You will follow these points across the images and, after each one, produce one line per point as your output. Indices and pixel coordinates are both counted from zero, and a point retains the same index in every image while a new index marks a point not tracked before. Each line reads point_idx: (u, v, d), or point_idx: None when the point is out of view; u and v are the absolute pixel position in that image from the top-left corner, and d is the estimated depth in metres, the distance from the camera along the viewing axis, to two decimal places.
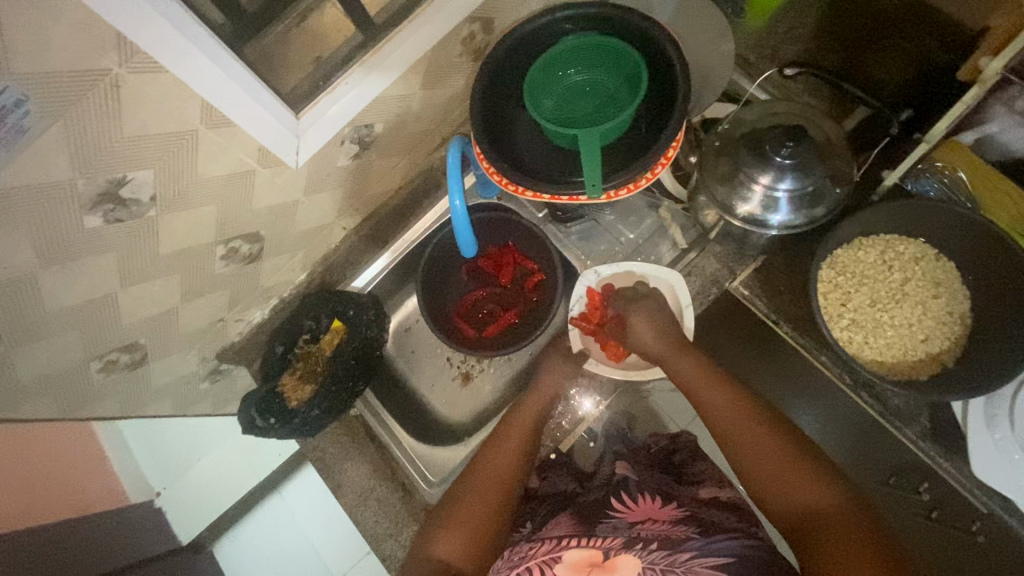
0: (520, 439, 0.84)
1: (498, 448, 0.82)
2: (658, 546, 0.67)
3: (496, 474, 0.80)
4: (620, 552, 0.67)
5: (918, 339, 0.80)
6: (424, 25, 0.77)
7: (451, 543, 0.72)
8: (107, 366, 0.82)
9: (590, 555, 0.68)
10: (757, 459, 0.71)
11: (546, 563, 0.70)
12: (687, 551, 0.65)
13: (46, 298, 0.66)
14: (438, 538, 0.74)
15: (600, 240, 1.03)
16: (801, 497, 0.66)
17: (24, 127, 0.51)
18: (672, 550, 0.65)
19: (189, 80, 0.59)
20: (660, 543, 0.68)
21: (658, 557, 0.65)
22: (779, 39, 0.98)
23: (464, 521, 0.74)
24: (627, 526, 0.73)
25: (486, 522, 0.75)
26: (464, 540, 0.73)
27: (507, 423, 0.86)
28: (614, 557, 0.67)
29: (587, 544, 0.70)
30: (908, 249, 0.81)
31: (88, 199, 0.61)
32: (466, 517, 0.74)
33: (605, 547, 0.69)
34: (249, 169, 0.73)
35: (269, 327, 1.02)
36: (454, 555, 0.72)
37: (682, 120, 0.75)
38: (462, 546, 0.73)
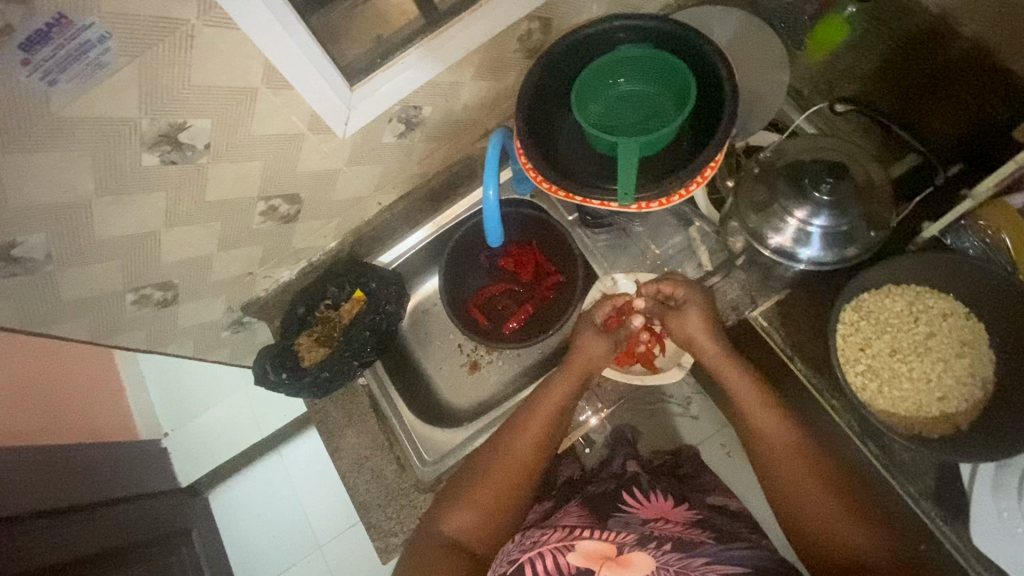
0: (545, 430, 0.82)
1: (521, 440, 0.82)
2: (672, 548, 0.71)
3: (519, 464, 0.80)
4: (634, 548, 0.71)
5: (933, 397, 0.78)
6: (484, 17, 0.80)
7: (463, 524, 0.76)
8: (141, 299, 0.87)
9: (604, 548, 0.71)
10: (794, 484, 0.72)
11: (560, 549, 0.72)
12: (701, 557, 0.69)
13: (98, 225, 0.71)
14: (450, 515, 0.77)
15: (626, 251, 1.03)
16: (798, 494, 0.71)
17: (103, 63, 0.55)
18: (686, 554, 0.69)
19: (257, 39, 0.62)
20: (674, 544, 0.71)
21: (671, 559, 0.69)
22: (837, 74, 0.96)
23: (481, 500, 0.78)
24: (641, 524, 0.76)
25: (500, 506, 0.78)
26: (475, 523, 0.76)
27: (532, 410, 0.84)
28: (629, 553, 0.70)
29: (601, 537, 0.73)
30: (937, 303, 0.80)
31: (150, 138, 0.65)
32: (482, 492, 0.78)
33: (619, 542, 0.72)
34: (299, 132, 0.76)
35: (295, 287, 1.06)
36: (467, 531, 0.76)
37: (724, 142, 0.75)
38: (474, 519, 0.77)
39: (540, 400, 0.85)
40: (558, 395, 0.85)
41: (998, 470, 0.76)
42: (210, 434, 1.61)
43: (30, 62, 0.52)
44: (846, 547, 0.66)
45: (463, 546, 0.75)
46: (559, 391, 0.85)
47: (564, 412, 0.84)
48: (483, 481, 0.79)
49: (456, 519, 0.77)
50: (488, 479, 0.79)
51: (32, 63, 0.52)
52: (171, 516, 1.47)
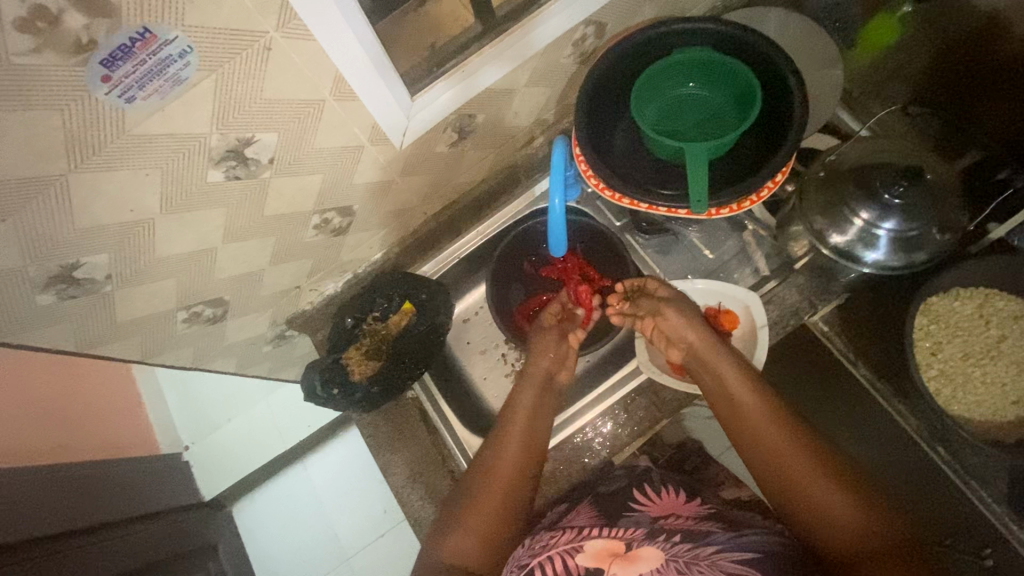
0: (526, 441, 0.84)
1: (501, 449, 0.83)
2: (681, 540, 0.75)
3: (506, 475, 0.81)
4: (643, 543, 0.76)
5: (1008, 401, 0.76)
6: (544, 23, 0.78)
7: (463, 543, 0.76)
8: (191, 317, 0.84)
9: (611, 546, 0.77)
10: (772, 461, 0.73)
11: (569, 551, 0.78)
12: (711, 546, 0.72)
13: (158, 242, 0.69)
14: (450, 537, 0.77)
15: (679, 255, 1.01)
16: (805, 496, 0.69)
17: (181, 78, 0.54)
18: (696, 545, 0.73)
19: (331, 51, 0.60)
20: (683, 535, 0.76)
21: (681, 550, 0.73)
22: (886, 74, 0.96)
23: (479, 522, 0.78)
24: (650, 521, 0.82)
25: (497, 526, 0.78)
26: (476, 541, 0.77)
27: (508, 419, 0.87)
28: (637, 549, 0.76)
29: (611, 535, 0.79)
30: (1007, 305, 0.79)
31: (217, 153, 0.63)
32: (479, 508, 0.79)
33: (627, 539, 0.78)
34: (359, 144, 0.75)
35: (340, 300, 1.04)
36: (470, 558, 0.76)
37: (795, 149, 0.74)
38: (473, 544, 0.76)
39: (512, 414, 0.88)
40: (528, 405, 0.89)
41: None
42: (235, 448, 1.57)
43: (111, 79, 0.50)
44: (833, 521, 0.67)
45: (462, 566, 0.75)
46: (526, 395, 0.90)
47: (536, 417, 0.87)
48: (474, 503, 0.79)
49: (455, 543, 0.76)
50: (479, 499, 0.79)
51: (112, 80, 0.50)
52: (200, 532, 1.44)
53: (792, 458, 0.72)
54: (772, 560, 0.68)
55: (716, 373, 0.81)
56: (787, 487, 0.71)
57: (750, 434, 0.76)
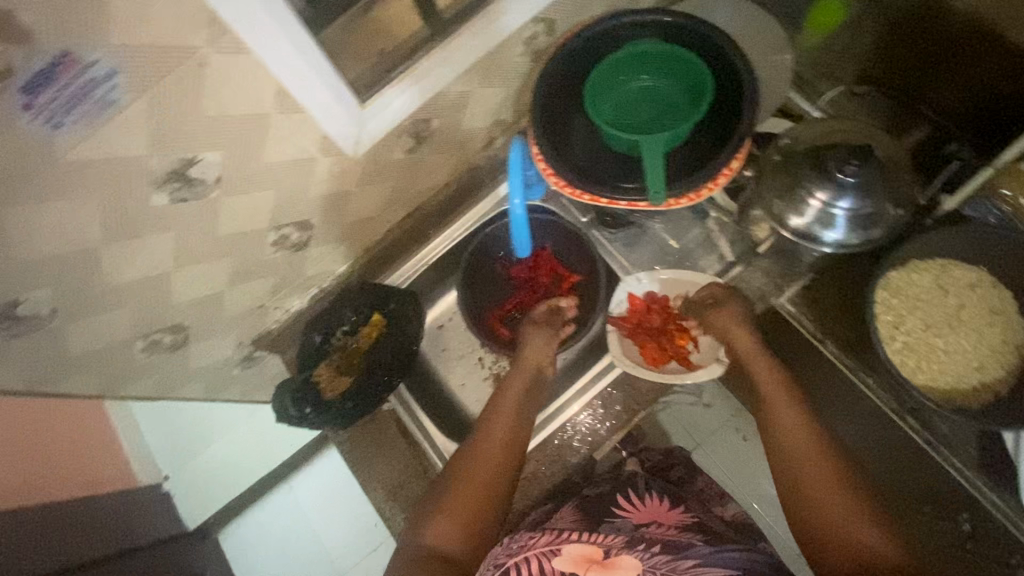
0: (509, 428, 0.84)
1: (489, 435, 0.83)
2: (660, 550, 0.79)
3: (494, 461, 0.80)
4: (622, 551, 0.79)
5: (970, 367, 0.78)
6: (491, 23, 0.77)
7: (446, 529, 0.74)
8: (151, 346, 0.82)
9: (589, 551, 0.79)
10: (806, 477, 0.72)
11: (546, 554, 0.79)
12: (690, 558, 0.76)
13: (106, 272, 0.66)
14: (431, 523, 0.75)
15: (646, 247, 1.00)
16: (841, 524, 0.66)
17: (110, 101, 0.51)
18: (673, 557, 0.77)
19: (270, 63, 0.59)
20: (663, 546, 0.79)
21: (658, 561, 0.77)
22: (835, 57, 0.98)
23: (459, 506, 0.76)
24: (632, 528, 0.84)
25: (482, 510, 0.77)
26: (460, 527, 0.75)
27: (499, 404, 0.88)
28: (614, 556, 0.78)
29: (590, 540, 0.81)
30: (964, 274, 0.80)
31: (159, 176, 0.61)
32: (460, 496, 0.77)
33: (606, 545, 0.80)
34: (311, 156, 0.73)
35: (308, 315, 1.01)
36: (452, 542, 0.74)
37: (748, 135, 0.74)
38: (451, 527, 0.75)
39: (500, 403, 0.88)
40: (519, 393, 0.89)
41: None
42: (215, 473, 1.53)
43: (32, 106, 0.48)
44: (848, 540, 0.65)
45: (441, 552, 0.73)
46: (518, 378, 0.91)
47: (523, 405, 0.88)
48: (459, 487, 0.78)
49: (434, 528, 0.75)
50: (460, 483, 0.79)
51: (34, 107, 0.48)
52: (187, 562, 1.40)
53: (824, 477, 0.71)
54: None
55: (780, 422, 0.77)
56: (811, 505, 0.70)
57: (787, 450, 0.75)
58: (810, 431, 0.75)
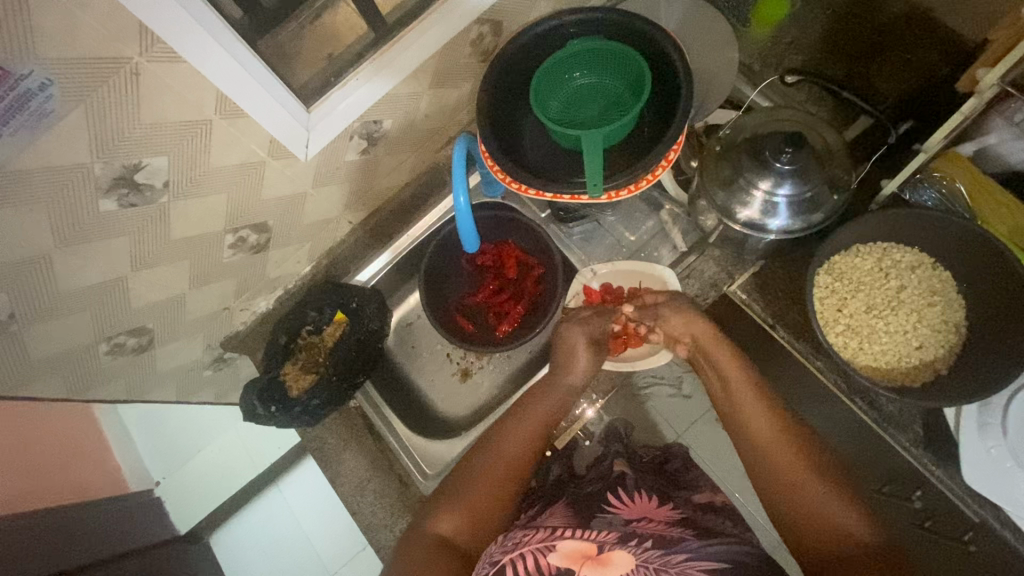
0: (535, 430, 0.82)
1: (511, 433, 0.81)
2: (652, 545, 0.67)
3: (509, 459, 0.79)
4: (615, 547, 0.68)
5: (911, 346, 0.81)
6: (434, 26, 0.79)
7: (452, 519, 0.73)
8: (115, 349, 0.84)
9: (584, 547, 0.67)
10: (768, 454, 0.73)
11: (541, 550, 0.68)
12: (681, 552, 0.65)
13: (61, 277, 0.68)
14: (438, 514, 0.74)
15: (602, 241, 1.04)
16: (814, 513, 0.66)
17: (47, 110, 0.54)
18: (666, 550, 0.66)
19: (206, 70, 0.61)
20: (655, 541, 0.68)
21: (652, 556, 0.65)
22: (783, 49, 0.98)
23: (471, 498, 0.75)
24: (624, 523, 0.73)
25: (490, 506, 0.75)
26: (466, 518, 0.74)
27: (527, 404, 0.85)
28: (609, 551, 0.67)
29: (583, 536, 0.70)
30: (904, 257, 0.83)
31: (104, 182, 0.63)
32: (473, 488, 0.76)
33: (600, 541, 0.69)
34: (259, 160, 0.75)
35: (275, 316, 1.04)
36: (455, 531, 0.73)
37: (684, 125, 0.76)
38: (464, 520, 0.74)
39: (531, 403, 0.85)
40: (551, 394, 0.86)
41: (981, 413, 0.78)
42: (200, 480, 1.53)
43: None
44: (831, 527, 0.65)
45: (454, 543, 0.72)
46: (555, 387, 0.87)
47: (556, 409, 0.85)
48: (473, 478, 0.77)
49: (448, 520, 0.73)
50: (481, 476, 0.77)
51: None
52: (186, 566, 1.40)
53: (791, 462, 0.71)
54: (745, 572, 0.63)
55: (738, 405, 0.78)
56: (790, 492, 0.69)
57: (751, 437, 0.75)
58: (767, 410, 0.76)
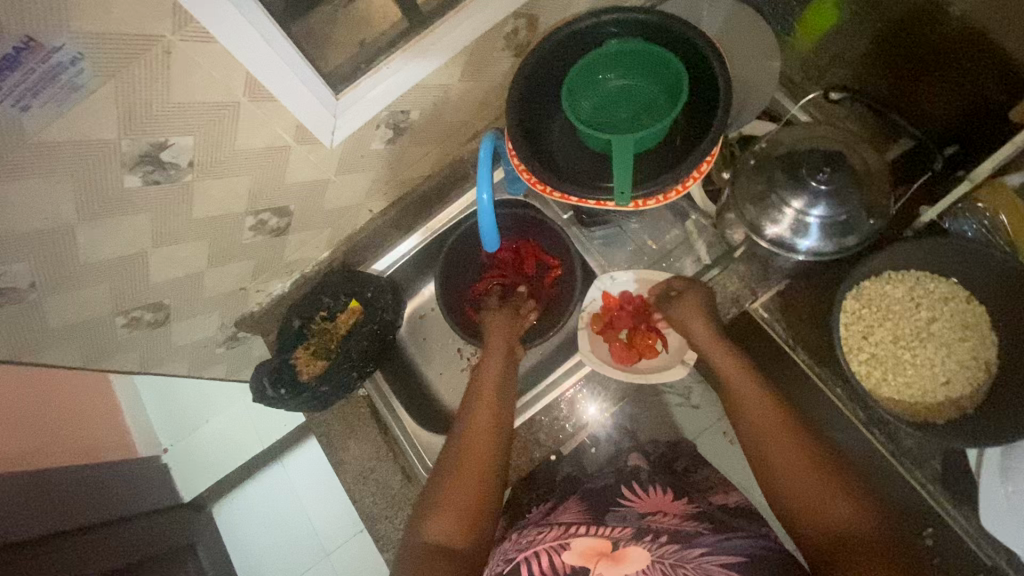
0: (495, 420, 0.80)
1: (474, 421, 0.80)
2: (668, 540, 0.68)
3: (478, 449, 0.77)
4: (630, 543, 0.68)
5: (938, 381, 0.78)
6: (469, 18, 0.78)
7: (443, 525, 0.69)
8: (132, 322, 0.85)
9: (599, 544, 0.69)
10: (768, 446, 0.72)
11: (556, 549, 0.70)
12: (696, 548, 0.66)
13: (83, 250, 0.69)
14: (426, 522, 0.70)
15: (623, 248, 1.02)
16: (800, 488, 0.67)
17: (77, 85, 0.53)
18: (683, 545, 0.66)
19: (237, 52, 0.60)
20: (670, 535, 0.69)
21: (667, 552, 0.66)
22: (829, 60, 0.96)
23: (458, 500, 0.71)
24: (638, 518, 0.74)
25: (479, 498, 0.72)
26: (456, 519, 0.70)
27: (476, 397, 0.83)
28: (624, 548, 0.68)
29: (597, 533, 0.71)
30: (937, 287, 0.80)
31: (130, 159, 0.63)
32: (457, 490, 0.72)
33: (615, 537, 0.70)
34: (285, 144, 0.74)
35: (289, 299, 1.04)
36: (447, 534, 0.69)
37: (719, 137, 0.74)
38: (455, 522, 0.70)
39: (482, 386, 0.85)
40: (497, 375, 0.87)
41: (1004, 455, 0.76)
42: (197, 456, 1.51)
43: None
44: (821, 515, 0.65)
45: (450, 547, 0.68)
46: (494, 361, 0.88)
47: (506, 383, 0.86)
48: (452, 476, 0.74)
49: (437, 525, 0.69)
50: (456, 472, 0.74)
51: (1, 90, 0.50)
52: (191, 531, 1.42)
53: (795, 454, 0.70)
54: (762, 562, 0.63)
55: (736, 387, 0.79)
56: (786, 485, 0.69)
57: (751, 421, 0.75)
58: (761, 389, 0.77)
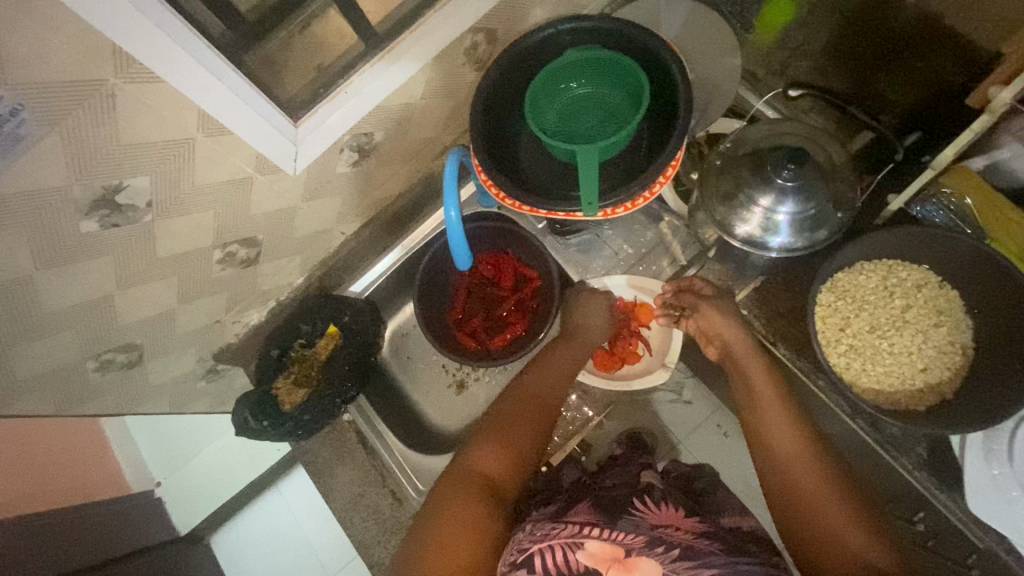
0: (563, 383, 0.84)
1: (544, 381, 0.83)
2: (681, 556, 0.65)
3: (540, 404, 0.80)
4: (643, 552, 0.66)
5: (916, 368, 0.78)
6: (425, 36, 0.77)
7: (493, 459, 0.73)
8: (104, 365, 0.83)
9: (612, 549, 0.66)
10: (791, 464, 0.69)
11: (570, 545, 0.67)
12: (709, 569, 0.63)
13: (44, 298, 0.67)
14: (478, 452, 0.74)
15: (599, 254, 1.01)
16: (809, 506, 0.65)
17: (21, 135, 0.52)
18: (695, 564, 0.64)
19: (187, 90, 0.59)
20: (683, 552, 0.66)
21: (680, 569, 0.64)
22: (789, 54, 0.95)
23: (512, 439, 0.75)
24: (650, 527, 0.70)
25: (529, 448, 0.76)
26: (505, 459, 0.74)
27: (552, 360, 0.87)
28: (636, 557, 0.65)
29: (609, 537, 0.68)
30: (910, 275, 0.80)
31: (85, 205, 0.62)
32: (513, 429, 0.76)
33: (627, 544, 0.67)
34: (246, 176, 0.73)
35: (267, 328, 1.03)
36: (493, 469, 0.73)
37: (682, 140, 0.74)
38: (504, 460, 0.74)
39: (556, 352, 0.88)
40: (571, 355, 0.88)
41: (986, 438, 0.76)
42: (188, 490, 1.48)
43: None
44: (839, 540, 0.62)
45: (493, 482, 0.72)
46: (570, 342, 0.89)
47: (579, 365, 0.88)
48: (512, 420, 0.78)
49: (488, 458, 0.73)
50: (516, 419, 0.78)
51: None
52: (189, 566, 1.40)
53: (810, 468, 0.68)
54: None
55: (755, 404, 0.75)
56: (795, 504, 0.66)
57: (773, 441, 0.71)
58: (786, 406, 0.74)
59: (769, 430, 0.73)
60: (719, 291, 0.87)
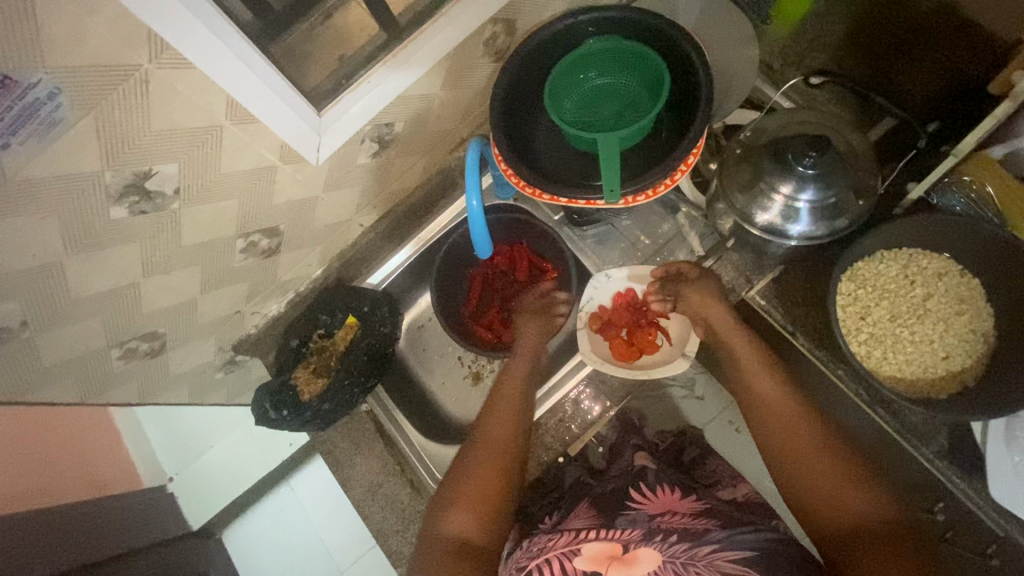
0: (515, 413, 0.81)
1: (495, 419, 0.80)
2: (678, 539, 0.66)
3: (499, 446, 0.77)
4: (640, 545, 0.67)
5: (938, 357, 0.78)
6: (448, 26, 0.77)
7: (461, 517, 0.70)
8: (128, 353, 0.84)
9: (609, 548, 0.67)
10: (787, 450, 0.69)
11: (566, 554, 0.68)
12: (708, 544, 0.64)
13: (74, 284, 0.68)
14: (445, 515, 0.71)
15: (615, 245, 1.02)
16: (808, 481, 0.66)
17: (56, 119, 0.53)
18: (692, 544, 0.65)
19: (217, 77, 0.60)
20: (680, 535, 0.67)
21: (678, 551, 0.64)
22: (806, 46, 0.95)
23: (472, 492, 0.72)
24: (647, 519, 0.71)
25: (497, 493, 0.73)
26: (474, 512, 0.71)
27: (499, 392, 0.84)
28: (635, 549, 0.66)
29: (607, 537, 0.69)
30: (931, 263, 0.80)
31: (115, 190, 0.62)
32: (472, 482, 0.73)
33: (624, 540, 0.68)
34: (271, 165, 0.74)
35: (285, 319, 1.04)
36: (469, 531, 0.69)
37: (704, 128, 0.74)
38: (473, 517, 0.70)
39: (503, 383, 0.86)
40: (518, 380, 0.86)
41: (1008, 426, 0.75)
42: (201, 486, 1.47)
43: None
44: (846, 514, 0.63)
45: (467, 541, 0.69)
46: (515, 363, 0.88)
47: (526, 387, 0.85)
48: (471, 474, 0.74)
49: (454, 519, 0.70)
50: (476, 469, 0.74)
51: None
52: (204, 559, 1.40)
53: (806, 446, 0.68)
54: (771, 560, 0.61)
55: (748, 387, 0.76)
56: (796, 476, 0.68)
57: (767, 416, 0.73)
58: (773, 380, 0.75)
59: (764, 410, 0.74)
60: (703, 271, 0.88)
